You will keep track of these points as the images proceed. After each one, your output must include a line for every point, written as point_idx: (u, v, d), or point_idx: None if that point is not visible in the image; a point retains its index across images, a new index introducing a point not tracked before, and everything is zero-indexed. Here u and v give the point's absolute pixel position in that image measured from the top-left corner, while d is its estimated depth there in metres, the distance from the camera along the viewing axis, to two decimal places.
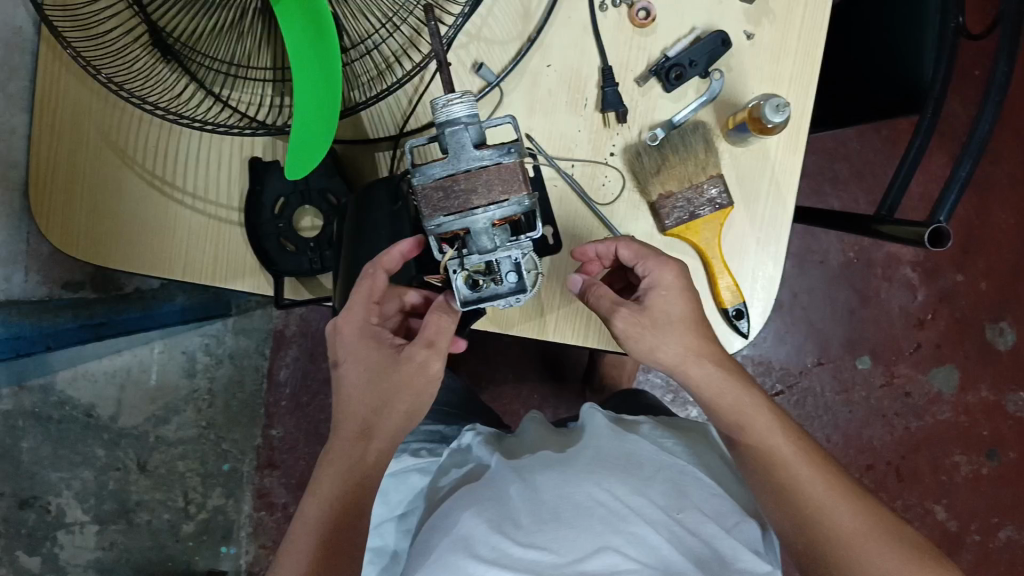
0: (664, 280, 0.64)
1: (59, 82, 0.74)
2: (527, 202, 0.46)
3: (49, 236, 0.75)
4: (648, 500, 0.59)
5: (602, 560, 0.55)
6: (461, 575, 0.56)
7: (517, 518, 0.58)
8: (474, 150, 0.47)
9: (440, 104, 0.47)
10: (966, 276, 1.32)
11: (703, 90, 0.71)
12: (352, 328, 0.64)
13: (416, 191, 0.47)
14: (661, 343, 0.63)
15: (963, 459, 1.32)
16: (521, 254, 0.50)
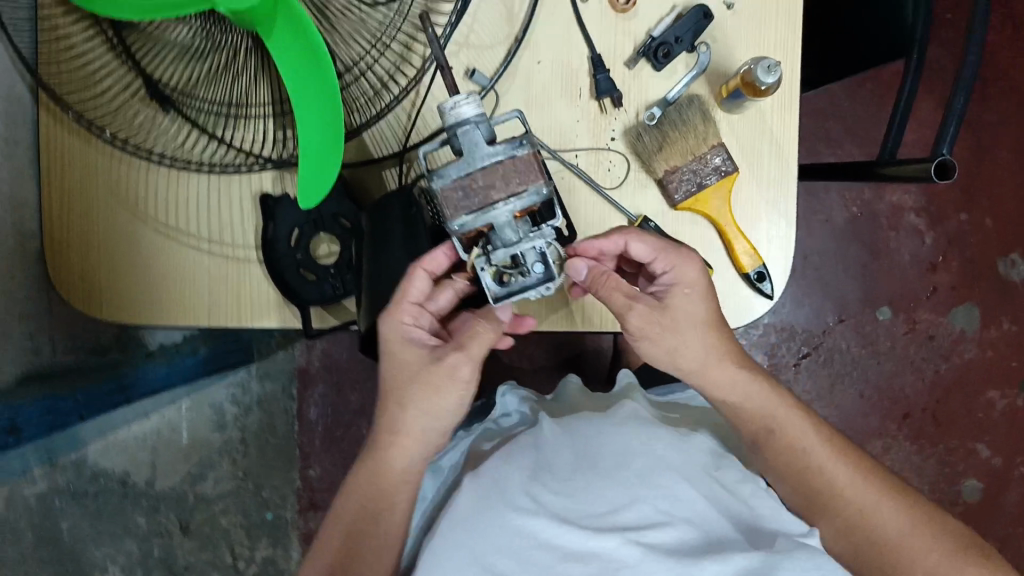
0: (687, 278, 0.66)
1: (63, 148, 0.75)
2: (545, 190, 0.47)
3: (75, 300, 0.77)
4: (681, 455, 0.64)
5: (634, 507, 0.59)
6: (491, 520, 0.60)
7: (555, 471, 0.63)
8: (487, 147, 0.47)
9: (448, 109, 0.48)
10: (970, 215, 1.32)
11: (691, 64, 0.72)
12: (390, 334, 0.65)
13: (436, 195, 0.48)
14: (682, 343, 0.66)
15: (997, 395, 1.32)
16: (546, 244, 0.49)
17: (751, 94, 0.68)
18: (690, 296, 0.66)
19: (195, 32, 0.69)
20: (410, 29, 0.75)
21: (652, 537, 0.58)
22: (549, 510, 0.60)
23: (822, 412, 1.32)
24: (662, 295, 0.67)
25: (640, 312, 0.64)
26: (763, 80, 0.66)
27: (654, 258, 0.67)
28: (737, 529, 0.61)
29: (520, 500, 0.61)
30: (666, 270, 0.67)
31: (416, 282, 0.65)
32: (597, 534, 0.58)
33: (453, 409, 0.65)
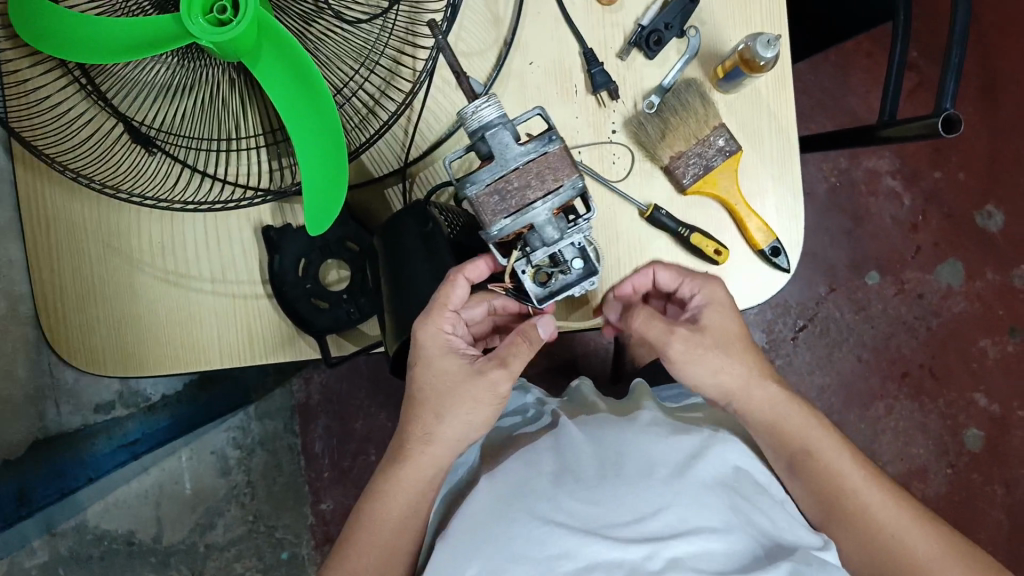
0: (717, 298, 0.68)
1: (46, 203, 0.72)
2: (580, 182, 0.47)
3: (73, 360, 0.73)
4: (711, 465, 0.62)
5: (660, 514, 0.56)
6: (512, 529, 0.56)
7: (581, 476, 0.60)
8: (517, 147, 0.48)
9: (468, 113, 0.47)
10: (943, 171, 1.32)
11: (683, 49, 0.72)
12: (431, 345, 0.64)
13: (470, 201, 0.48)
14: (726, 363, 0.66)
15: (989, 343, 1.30)
16: (583, 238, 0.51)
17: (751, 71, 0.68)
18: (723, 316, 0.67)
19: (173, 69, 0.68)
20: (397, 43, 0.74)
21: (678, 545, 0.54)
22: (570, 518, 0.56)
23: (823, 380, 1.30)
24: (695, 318, 0.67)
25: (682, 337, 0.65)
26: (763, 55, 0.66)
27: (680, 283, 0.69)
28: (763, 544, 0.57)
29: (542, 508, 0.57)
30: (694, 293, 0.68)
31: (456, 289, 0.65)
32: (619, 543, 0.54)
33: (487, 418, 0.64)
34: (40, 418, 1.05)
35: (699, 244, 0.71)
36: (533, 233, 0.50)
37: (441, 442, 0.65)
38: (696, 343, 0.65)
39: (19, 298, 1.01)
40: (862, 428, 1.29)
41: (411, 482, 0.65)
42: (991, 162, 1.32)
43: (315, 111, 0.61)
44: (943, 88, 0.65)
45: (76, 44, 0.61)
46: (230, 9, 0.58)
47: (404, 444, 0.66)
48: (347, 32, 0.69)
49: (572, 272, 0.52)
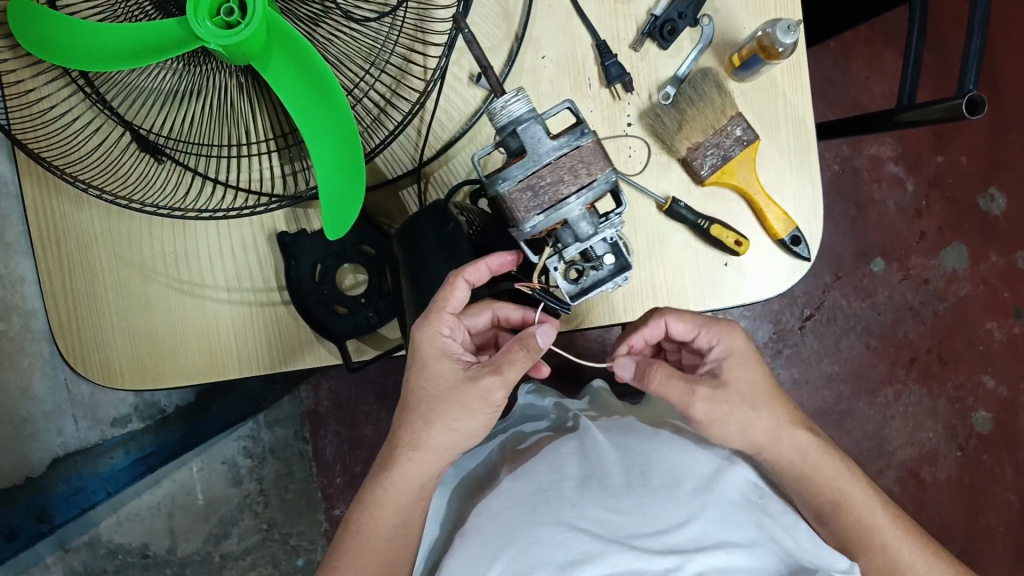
0: (737, 348, 0.66)
1: (55, 215, 0.71)
2: (612, 177, 0.52)
3: (90, 374, 0.72)
4: (732, 487, 0.63)
5: (686, 528, 0.57)
6: (536, 535, 0.57)
7: (609, 482, 0.61)
8: (550, 143, 0.52)
9: (500, 110, 0.51)
10: (946, 155, 1.27)
11: (696, 38, 0.72)
12: (428, 349, 0.62)
13: (505, 197, 0.52)
14: (754, 418, 0.64)
15: (995, 325, 1.28)
16: (614, 231, 0.55)
17: (769, 58, 0.68)
18: (745, 367, 0.66)
19: (179, 74, 0.67)
20: (406, 41, 0.72)
21: (704, 560, 0.55)
22: (597, 526, 0.56)
23: (832, 369, 1.26)
24: (716, 372, 0.65)
25: (704, 395, 0.63)
26: (783, 41, 0.66)
27: (698, 334, 0.66)
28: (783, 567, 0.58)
29: (568, 513, 0.58)
30: (714, 344, 0.66)
31: (457, 291, 0.62)
32: (647, 554, 0.55)
33: (476, 426, 0.62)
34: (58, 434, 1.05)
35: (719, 235, 0.70)
36: (566, 228, 0.54)
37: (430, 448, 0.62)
38: (719, 401, 0.63)
39: (31, 315, 1.02)
40: (872, 415, 1.26)
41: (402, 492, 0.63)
42: (993, 147, 1.27)
43: (327, 111, 0.58)
44: (964, 67, 0.66)
45: (78, 52, 0.58)
46: (237, 11, 0.55)
47: (393, 451, 0.63)
48: (354, 32, 0.67)
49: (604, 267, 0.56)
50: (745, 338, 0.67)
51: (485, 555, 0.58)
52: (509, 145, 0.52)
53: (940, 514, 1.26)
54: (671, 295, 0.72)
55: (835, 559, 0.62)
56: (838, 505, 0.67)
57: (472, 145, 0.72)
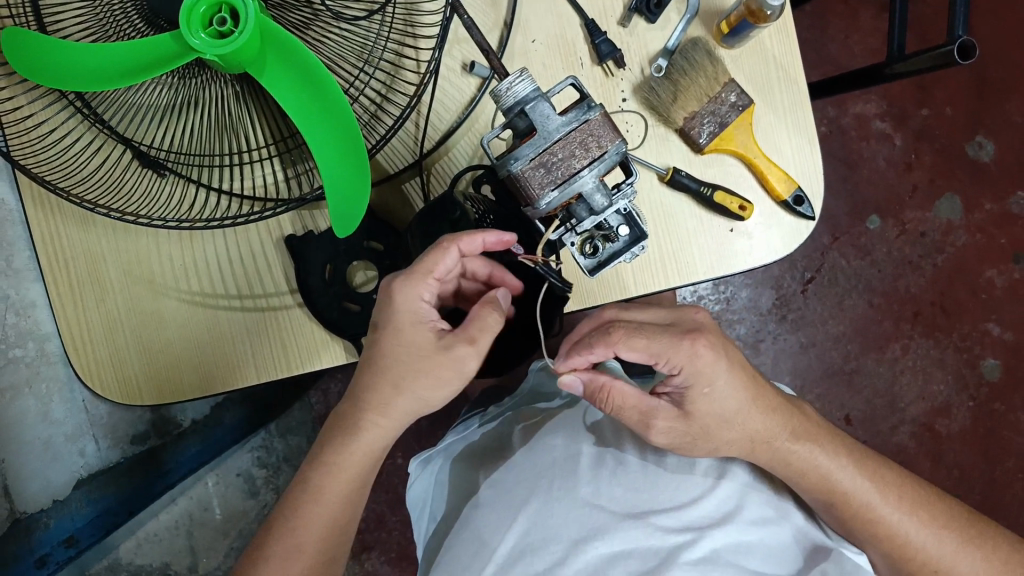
0: (703, 376, 0.59)
1: (62, 239, 0.71)
2: (623, 147, 0.53)
3: (109, 393, 0.73)
4: (744, 466, 0.67)
5: (700, 505, 0.60)
6: (552, 510, 0.60)
7: (625, 460, 0.64)
8: (558, 119, 0.53)
9: (503, 91, 0.52)
10: (931, 108, 1.28)
11: (683, 9, 0.72)
12: (405, 313, 0.60)
13: (518, 176, 0.53)
14: (722, 444, 0.62)
15: (995, 273, 1.28)
16: (628, 202, 0.56)
17: (758, 22, 0.68)
18: (711, 395, 0.60)
19: (174, 88, 0.67)
20: (397, 37, 0.72)
21: (717, 536, 0.58)
22: (612, 503, 0.60)
23: (837, 329, 1.27)
24: (681, 400, 0.61)
25: (659, 429, 0.60)
26: (770, 4, 0.66)
27: (656, 362, 0.59)
28: (793, 543, 0.61)
29: (585, 490, 0.60)
30: (675, 370, 0.59)
31: (445, 257, 0.60)
32: (660, 531, 0.58)
33: (437, 404, 0.62)
34: (80, 456, 0.99)
35: (722, 202, 0.71)
36: (581, 201, 0.55)
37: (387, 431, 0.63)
38: (679, 433, 0.61)
39: (46, 339, 0.94)
40: (882, 372, 1.27)
41: (347, 472, 0.63)
42: (977, 94, 1.28)
43: (326, 108, 0.58)
44: (953, 15, 0.67)
45: (70, 68, 0.58)
46: (230, 20, 0.55)
47: (373, 443, 0.63)
48: (345, 31, 0.67)
49: (620, 239, 0.58)
50: (715, 359, 0.59)
51: (500, 523, 0.60)
52: (517, 125, 0.53)
53: (957, 465, 1.28)
54: (678, 266, 0.73)
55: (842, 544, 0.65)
56: (822, 476, 0.64)
57: (469, 133, 0.72)
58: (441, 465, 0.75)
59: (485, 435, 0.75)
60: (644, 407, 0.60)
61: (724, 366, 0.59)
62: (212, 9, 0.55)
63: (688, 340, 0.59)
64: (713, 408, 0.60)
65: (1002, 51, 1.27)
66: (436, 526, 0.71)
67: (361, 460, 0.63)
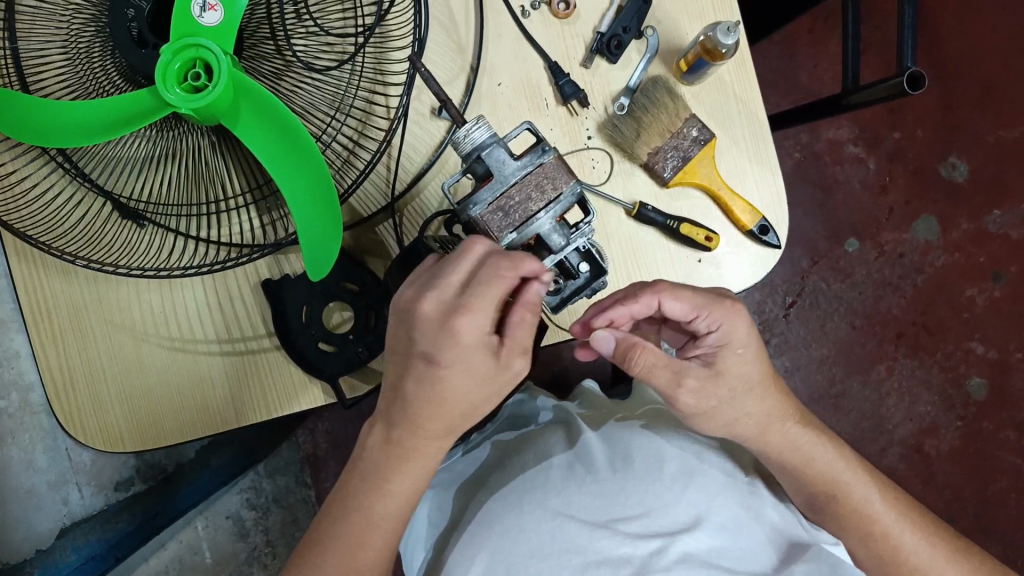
0: (737, 337, 0.62)
1: (45, 291, 0.73)
2: (576, 188, 0.57)
3: (92, 441, 0.73)
4: (717, 465, 0.66)
5: (669, 509, 0.61)
6: (521, 524, 0.60)
7: (592, 466, 0.64)
8: (514, 163, 0.56)
9: (462, 138, 0.55)
10: (902, 131, 1.31)
11: (643, 49, 0.75)
12: (471, 346, 0.54)
13: (479, 219, 0.56)
14: (741, 415, 0.64)
15: (976, 291, 1.30)
16: (587, 240, 0.59)
17: (714, 60, 0.71)
18: (743, 357, 0.62)
19: (152, 140, 0.68)
20: (367, 85, 0.74)
21: (689, 541, 0.59)
22: (584, 512, 0.60)
23: (821, 353, 1.28)
24: (710, 360, 0.62)
25: (690, 388, 0.61)
26: (725, 42, 0.68)
27: (695, 317, 0.62)
28: (768, 542, 0.62)
29: (556, 501, 0.61)
30: (713, 327, 0.62)
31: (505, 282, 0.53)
32: (631, 538, 0.58)
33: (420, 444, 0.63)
34: (64, 504, 1.01)
35: (689, 233, 0.73)
36: (541, 243, 0.58)
37: (415, 476, 0.60)
38: (707, 394, 0.62)
39: (30, 388, 0.99)
40: (868, 394, 1.29)
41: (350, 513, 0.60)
42: (947, 115, 1.31)
43: (299, 157, 0.59)
44: (902, 47, 0.70)
45: (49, 127, 0.60)
46: (204, 74, 0.57)
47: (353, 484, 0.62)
48: (317, 81, 0.69)
49: (582, 275, 0.60)
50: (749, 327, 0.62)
51: (470, 551, 0.60)
52: (475, 169, 0.56)
53: (948, 484, 1.29)
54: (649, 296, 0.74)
55: (824, 534, 0.67)
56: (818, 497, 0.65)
57: (439, 175, 0.75)
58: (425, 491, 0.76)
59: (466, 463, 0.76)
60: (677, 365, 0.60)
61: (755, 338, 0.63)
62: (186, 64, 0.57)
63: (729, 300, 0.62)
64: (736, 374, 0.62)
65: (970, 73, 1.30)
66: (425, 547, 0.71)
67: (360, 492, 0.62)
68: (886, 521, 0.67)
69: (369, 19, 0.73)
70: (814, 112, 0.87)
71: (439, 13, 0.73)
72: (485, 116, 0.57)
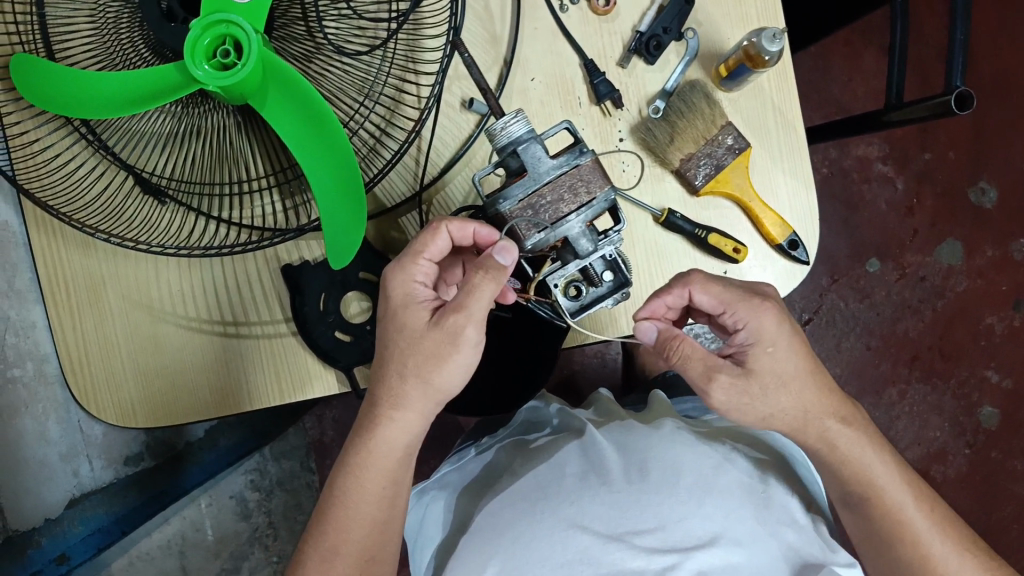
0: (767, 334, 0.62)
1: (64, 263, 0.72)
2: (611, 195, 0.55)
3: (103, 416, 0.73)
4: (736, 474, 0.64)
5: (684, 523, 0.59)
6: (532, 533, 0.60)
7: (607, 475, 0.63)
8: (549, 161, 0.55)
9: (499, 129, 0.54)
10: (933, 152, 1.28)
11: (682, 51, 0.73)
12: (398, 294, 0.60)
13: (507, 215, 0.55)
14: (776, 409, 0.62)
15: (996, 319, 1.28)
16: (614, 249, 0.58)
17: (756, 67, 0.69)
18: (774, 354, 0.62)
19: (178, 117, 0.67)
20: (398, 72, 0.73)
21: (703, 558, 0.58)
22: (596, 523, 0.59)
23: (835, 371, 1.26)
24: (743, 358, 0.63)
25: (722, 383, 0.61)
26: (769, 49, 0.67)
27: (724, 312, 0.64)
28: (782, 561, 0.61)
29: (569, 510, 0.60)
30: (741, 324, 0.63)
31: (438, 240, 0.60)
32: (645, 552, 0.58)
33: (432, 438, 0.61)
34: (74, 475, 0.98)
35: (717, 244, 0.71)
36: (567, 245, 0.57)
37: None
38: (739, 391, 0.61)
39: (44, 359, 0.94)
40: (879, 416, 1.27)
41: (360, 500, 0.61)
42: (980, 139, 1.28)
43: (326, 141, 0.58)
44: (950, 65, 0.68)
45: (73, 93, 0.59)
46: (233, 52, 0.56)
47: (366, 472, 0.61)
48: (347, 66, 0.68)
49: (603, 285, 0.59)
50: (779, 321, 0.62)
51: (480, 552, 0.61)
52: (508, 162, 0.55)
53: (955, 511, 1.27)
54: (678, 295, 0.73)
55: (840, 553, 0.63)
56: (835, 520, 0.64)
57: (466, 169, 0.73)
58: (436, 494, 0.75)
59: (477, 463, 0.76)
60: (711, 361, 0.61)
61: (788, 329, 0.62)
62: (216, 41, 0.56)
63: (759, 297, 0.63)
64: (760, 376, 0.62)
65: (1005, 98, 1.28)
66: (433, 551, 0.71)
67: (373, 483, 0.61)
68: (919, 526, 0.64)
69: (403, 6, 0.72)
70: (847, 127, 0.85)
71: (474, 3, 0.72)
72: (525, 110, 0.56)
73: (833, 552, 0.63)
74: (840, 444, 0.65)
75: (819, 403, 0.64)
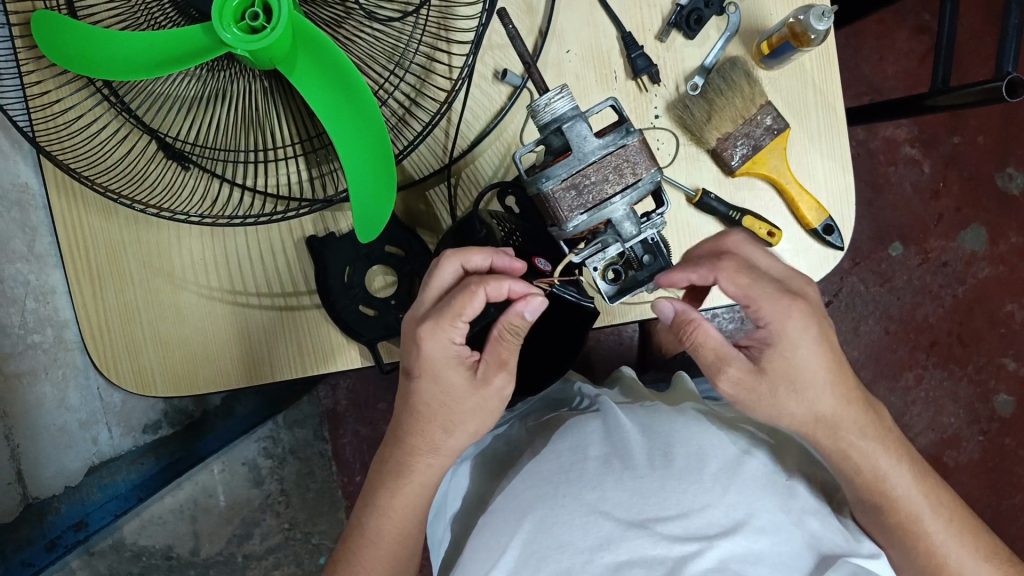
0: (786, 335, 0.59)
1: (84, 227, 0.71)
2: (656, 176, 0.54)
3: (124, 384, 0.72)
4: (758, 466, 0.63)
5: (707, 511, 0.58)
6: (550, 519, 0.59)
7: (631, 461, 0.62)
8: (596, 141, 0.53)
9: (543, 106, 0.53)
10: (962, 135, 1.25)
11: (723, 27, 0.71)
12: (437, 354, 0.59)
13: (548, 194, 0.54)
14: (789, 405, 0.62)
15: (1016, 307, 1.26)
16: (657, 231, 0.57)
17: (801, 45, 0.67)
18: (786, 354, 0.60)
19: (202, 80, 0.65)
20: (429, 41, 0.71)
21: (725, 547, 0.57)
22: (619, 509, 0.59)
23: (853, 354, 1.25)
24: (756, 355, 0.61)
25: (731, 377, 0.61)
26: (816, 27, 0.65)
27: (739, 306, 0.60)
28: (805, 551, 0.59)
29: (590, 496, 0.60)
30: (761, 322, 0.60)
31: (475, 302, 0.57)
32: (666, 540, 0.57)
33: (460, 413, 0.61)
34: (93, 443, 0.95)
35: (751, 226, 0.70)
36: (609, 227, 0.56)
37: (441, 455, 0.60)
38: (746, 387, 0.61)
39: (65, 325, 0.90)
40: (895, 400, 1.25)
41: None
42: (1010, 124, 1.25)
43: (355, 112, 0.56)
44: (1003, 49, 0.65)
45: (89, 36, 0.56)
46: (262, 15, 0.53)
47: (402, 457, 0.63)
48: (378, 32, 0.66)
49: (644, 268, 0.58)
50: (796, 319, 0.59)
51: (501, 534, 0.61)
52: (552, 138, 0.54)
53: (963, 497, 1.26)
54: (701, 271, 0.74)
55: (863, 543, 0.62)
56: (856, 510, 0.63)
57: (498, 141, 0.72)
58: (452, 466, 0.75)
59: (496, 437, 0.75)
60: (723, 352, 0.60)
61: (804, 327, 0.59)
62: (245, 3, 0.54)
63: (780, 293, 0.59)
64: (788, 363, 0.60)
65: None
66: (450, 524, 0.70)
67: None
68: (936, 528, 0.64)
69: None
70: (886, 108, 0.83)
71: None
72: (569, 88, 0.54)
73: (851, 542, 0.62)
74: (866, 433, 0.63)
75: (847, 393, 0.63)
